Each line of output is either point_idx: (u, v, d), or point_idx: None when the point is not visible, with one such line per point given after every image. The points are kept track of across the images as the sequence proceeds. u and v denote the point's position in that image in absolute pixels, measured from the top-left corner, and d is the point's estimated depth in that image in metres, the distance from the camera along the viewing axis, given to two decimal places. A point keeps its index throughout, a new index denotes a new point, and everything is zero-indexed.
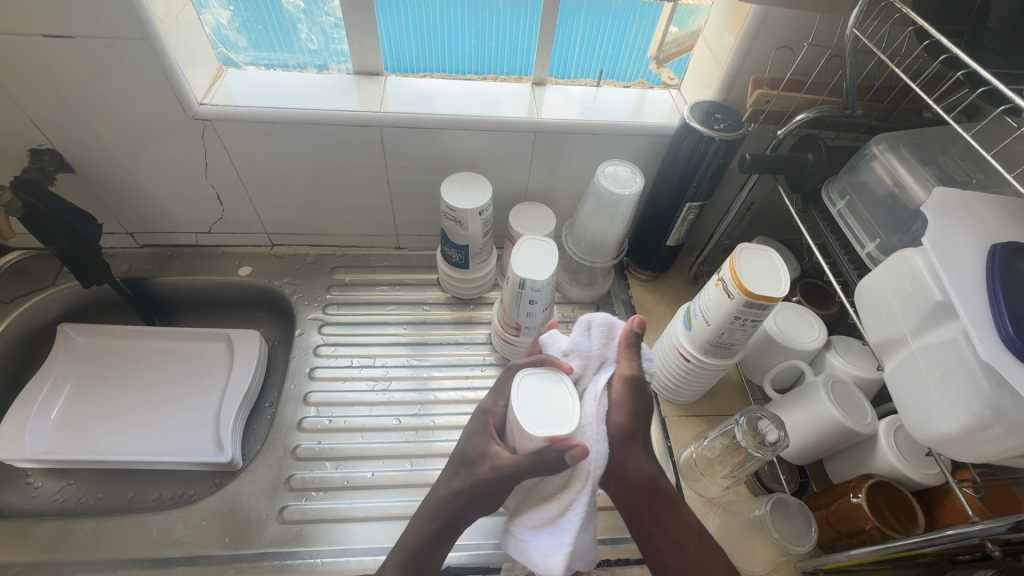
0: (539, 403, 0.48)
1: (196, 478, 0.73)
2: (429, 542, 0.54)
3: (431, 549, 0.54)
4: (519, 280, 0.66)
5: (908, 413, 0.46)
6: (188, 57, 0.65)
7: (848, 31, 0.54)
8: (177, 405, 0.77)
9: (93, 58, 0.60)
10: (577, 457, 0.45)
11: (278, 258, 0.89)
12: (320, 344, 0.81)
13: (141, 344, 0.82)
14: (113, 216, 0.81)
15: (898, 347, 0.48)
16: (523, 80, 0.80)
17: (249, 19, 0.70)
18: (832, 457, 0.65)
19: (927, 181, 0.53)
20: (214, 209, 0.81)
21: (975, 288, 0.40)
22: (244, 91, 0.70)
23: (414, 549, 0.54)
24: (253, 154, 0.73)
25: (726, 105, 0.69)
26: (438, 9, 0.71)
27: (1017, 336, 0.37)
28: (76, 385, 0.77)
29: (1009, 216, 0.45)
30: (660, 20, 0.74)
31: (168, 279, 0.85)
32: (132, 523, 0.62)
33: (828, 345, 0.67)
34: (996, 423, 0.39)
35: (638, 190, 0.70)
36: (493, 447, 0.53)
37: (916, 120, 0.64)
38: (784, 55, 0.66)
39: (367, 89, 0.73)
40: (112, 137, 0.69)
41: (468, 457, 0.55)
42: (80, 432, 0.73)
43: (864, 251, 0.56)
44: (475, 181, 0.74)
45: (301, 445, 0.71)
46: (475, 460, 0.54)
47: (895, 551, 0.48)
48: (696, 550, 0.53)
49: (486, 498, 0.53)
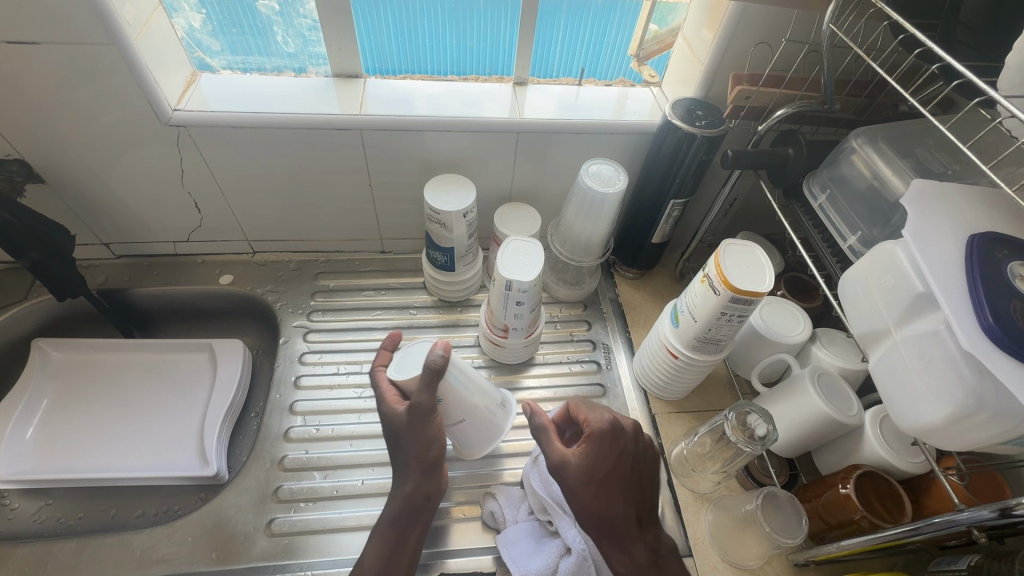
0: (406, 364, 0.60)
1: (182, 493, 0.71)
2: (401, 523, 0.57)
3: (420, 518, 0.58)
4: (505, 281, 0.66)
5: (895, 405, 0.47)
6: (160, 63, 0.64)
7: (825, 26, 0.54)
8: (160, 418, 0.76)
9: (62, 64, 0.58)
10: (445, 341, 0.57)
11: (259, 265, 0.87)
12: (304, 351, 0.79)
13: (120, 357, 0.80)
14: (87, 227, 0.79)
15: (882, 338, 0.48)
16: (504, 80, 0.79)
17: (222, 21, 0.68)
18: (820, 448, 0.65)
19: (905, 173, 0.54)
20: (192, 217, 0.80)
21: (956, 278, 0.40)
22: (219, 96, 0.68)
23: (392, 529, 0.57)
24: (231, 160, 0.72)
25: (708, 103, 0.69)
26: (417, 10, 0.69)
27: (998, 325, 0.37)
28: (52, 402, 0.75)
29: (984, 207, 0.45)
30: (639, 19, 0.74)
31: (148, 289, 0.83)
32: (115, 541, 0.61)
33: (814, 337, 0.68)
34: (979, 411, 0.39)
35: (621, 188, 0.70)
36: (388, 406, 0.59)
37: (893, 114, 0.63)
38: (762, 51, 0.66)
39: (346, 92, 0.72)
40: (84, 146, 0.67)
41: (391, 431, 0.59)
42: (57, 451, 0.71)
43: (846, 243, 0.57)
44: (458, 183, 0.74)
45: (288, 455, 0.69)
46: (389, 425, 0.59)
47: (884, 539, 0.48)
48: None
49: (427, 466, 0.58)
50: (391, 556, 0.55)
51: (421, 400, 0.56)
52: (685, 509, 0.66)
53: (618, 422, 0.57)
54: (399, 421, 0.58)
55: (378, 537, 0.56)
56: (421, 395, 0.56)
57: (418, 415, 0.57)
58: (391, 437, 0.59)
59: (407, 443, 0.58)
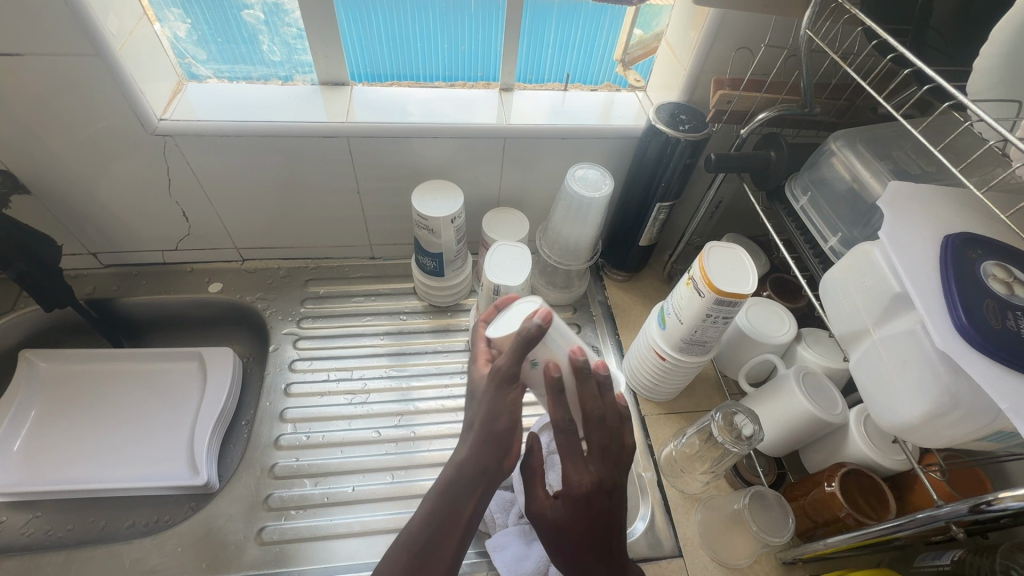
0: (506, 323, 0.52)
1: (172, 503, 0.71)
2: (456, 493, 0.46)
3: (469, 505, 0.46)
4: (493, 286, 0.66)
5: (875, 404, 0.47)
6: (146, 72, 0.64)
7: (802, 32, 0.55)
8: (150, 428, 0.75)
9: (46, 75, 0.58)
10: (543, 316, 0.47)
11: (248, 273, 0.87)
12: (295, 359, 0.79)
13: (108, 367, 0.80)
14: (74, 237, 0.78)
15: (862, 338, 0.49)
16: (492, 86, 0.80)
17: (209, 31, 0.68)
18: (807, 447, 0.66)
19: (883, 175, 0.54)
20: (180, 226, 0.80)
21: (930, 278, 0.41)
22: (206, 105, 0.69)
23: (443, 503, 0.46)
24: (220, 169, 0.72)
25: (691, 107, 0.70)
26: (409, 16, 0.70)
27: (971, 324, 0.38)
28: (39, 413, 0.75)
29: (958, 208, 0.46)
30: (623, 24, 0.75)
31: (137, 299, 0.83)
32: (104, 553, 0.61)
33: (799, 337, 0.69)
34: (954, 409, 0.40)
35: (607, 192, 0.71)
36: (478, 368, 0.53)
37: (873, 116, 0.65)
38: (743, 56, 0.67)
39: (333, 100, 0.73)
40: (71, 157, 0.67)
41: (474, 391, 0.52)
42: (45, 462, 0.71)
43: (827, 245, 0.58)
44: (446, 188, 0.74)
45: (279, 463, 0.69)
46: (476, 386, 0.52)
47: (869, 536, 0.49)
48: None
49: (500, 432, 0.48)
50: (439, 532, 0.45)
51: (501, 361, 0.48)
52: (675, 510, 0.66)
53: (598, 480, 0.49)
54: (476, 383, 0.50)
55: (426, 505, 0.46)
56: (504, 360, 0.48)
57: (499, 378, 0.48)
58: (472, 397, 0.52)
59: (480, 403, 0.49)
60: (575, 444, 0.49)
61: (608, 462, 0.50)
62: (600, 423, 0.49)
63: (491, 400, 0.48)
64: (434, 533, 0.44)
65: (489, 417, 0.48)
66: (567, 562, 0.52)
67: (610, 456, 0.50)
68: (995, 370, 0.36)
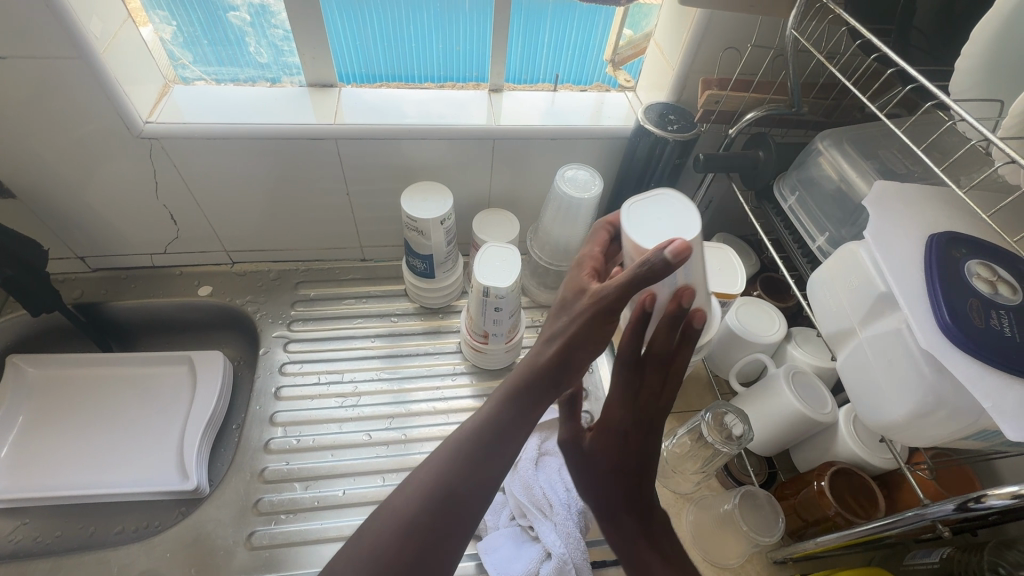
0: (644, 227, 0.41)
1: (162, 508, 0.70)
2: (515, 408, 0.43)
3: (523, 422, 0.43)
4: (483, 288, 0.66)
5: (861, 403, 0.48)
6: (131, 75, 0.63)
7: (788, 32, 0.55)
8: (139, 432, 0.75)
9: (28, 78, 0.58)
10: (675, 252, 0.35)
11: (238, 276, 0.87)
12: (285, 362, 0.79)
13: (97, 372, 0.79)
14: (61, 241, 0.78)
15: (848, 337, 0.49)
16: (481, 87, 0.80)
17: (193, 35, 0.68)
18: (798, 446, 0.66)
19: (869, 175, 0.55)
20: (168, 229, 0.79)
21: (914, 277, 0.41)
22: (193, 107, 0.68)
23: (498, 416, 0.43)
24: (208, 173, 0.71)
25: (679, 107, 0.70)
26: (404, 14, 0.69)
27: (954, 323, 0.38)
28: (27, 419, 0.74)
29: (942, 206, 0.46)
30: (612, 25, 0.75)
31: (126, 302, 0.82)
32: (92, 559, 0.60)
33: (789, 336, 0.69)
34: (939, 408, 0.40)
35: (597, 193, 0.71)
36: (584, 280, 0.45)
37: (860, 115, 0.65)
38: (731, 56, 0.67)
39: (321, 101, 0.72)
40: (57, 160, 0.67)
41: (566, 307, 0.45)
42: (33, 468, 0.70)
43: (815, 244, 0.58)
44: (435, 190, 0.74)
45: (269, 467, 0.69)
46: (573, 298, 0.45)
47: (857, 535, 0.49)
48: None
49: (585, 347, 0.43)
50: (492, 443, 0.42)
51: (608, 286, 0.40)
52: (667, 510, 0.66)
53: (643, 415, 0.50)
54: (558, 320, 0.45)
55: (479, 415, 0.43)
56: (610, 287, 0.40)
57: (599, 306, 0.40)
58: (559, 311, 0.46)
59: (570, 317, 0.44)
60: (630, 382, 0.49)
61: (654, 408, 0.49)
62: (660, 367, 0.47)
63: (589, 314, 0.41)
64: (485, 444, 0.42)
65: (582, 332, 0.42)
66: (593, 499, 0.52)
67: (658, 401, 0.49)
68: (978, 368, 0.36)
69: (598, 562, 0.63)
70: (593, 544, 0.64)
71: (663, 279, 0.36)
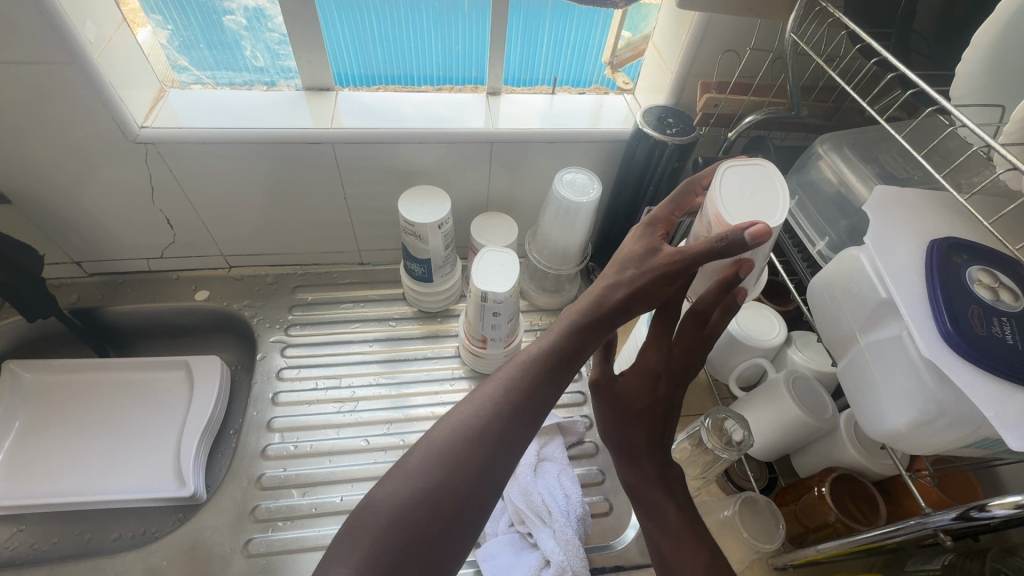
0: (736, 194, 0.43)
1: (159, 515, 0.70)
2: (545, 373, 0.44)
3: (552, 388, 0.44)
4: (481, 293, 0.66)
5: (862, 410, 0.47)
6: (126, 80, 0.63)
7: (787, 36, 0.55)
8: (136, 438, 0.75)
9: (22, 83, 0.57)
10: (756, 236, 0.37)
11: (236, 280, 0.86)
12: (283, 367, 0.79)
13: (94, 377, 0.78)
14: (57, 246, 0.77)
15: (849, 344, 0.48)
16: (478, 89, 0.79)
17: (189, 38, 0.68)
18: (798, 451, 0.66)
19: (869, 179, 0.54)
20: (164, 234, 0.79)
21: (915, 285, 0.41)
22: (189, 111, 0.68)
23: (525, 383, 0.43)
24: (204, 177, 0.71)
25: (678, 110, 0.69)
26: (403, 15, 0.69)
27: (955, 331, 0.37)
28: (23, 425, 0.74)
29: (943, 211, 0.46)
30: (611, 27, 0.74)
31: (122, 307, 0.82)
32: (88, 567, 0.60)
33: (788, 341, 0.69)
34: (940, 416, 0.40)
35: (595, 197, 0.70)
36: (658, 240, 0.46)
37: (858, 118, 0.65)
38: (729, 59, 0.67)
39: (318, 105, 0.72)
40: (52, 165, 0.66)
41: (639, 256, 0.46)
42: (29, 475, 0.70)
43: (815, 248, 0.58)
44: (433, 194, 0.73)
45: (266, 473, 0.69)
46: (650, 249, 0.45)
47: (858, 543, 0.48)
48: (666, 545, 0.52)
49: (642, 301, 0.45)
50: (522, 406, 0.43)
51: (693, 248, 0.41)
52: None
53: (682, 362, 0.55)
54: (615, 299, 0.45)
55: (508, 379, 0.44)
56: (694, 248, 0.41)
57: (678, 266, 0.43)
58: (623, 264, 0.46)
59: (641, 271, 0.45)
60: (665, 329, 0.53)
61: (684, 357, 0.55)
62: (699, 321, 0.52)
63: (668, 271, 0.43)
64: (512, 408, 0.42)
65: (650, 287, 0.44)
66: (613, 434, 0.56)
67: (689, 353, 0.55)
68: (980, 377, 0.36)
69: (597, 568, 0.62)
70: (592, 550, 0.63)
71: (735, 255, 0.40)
